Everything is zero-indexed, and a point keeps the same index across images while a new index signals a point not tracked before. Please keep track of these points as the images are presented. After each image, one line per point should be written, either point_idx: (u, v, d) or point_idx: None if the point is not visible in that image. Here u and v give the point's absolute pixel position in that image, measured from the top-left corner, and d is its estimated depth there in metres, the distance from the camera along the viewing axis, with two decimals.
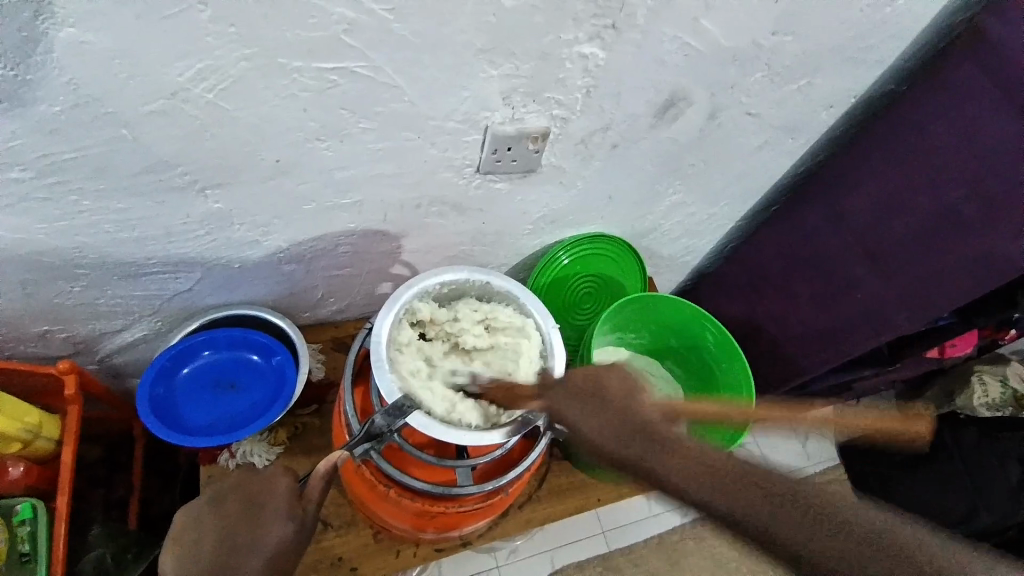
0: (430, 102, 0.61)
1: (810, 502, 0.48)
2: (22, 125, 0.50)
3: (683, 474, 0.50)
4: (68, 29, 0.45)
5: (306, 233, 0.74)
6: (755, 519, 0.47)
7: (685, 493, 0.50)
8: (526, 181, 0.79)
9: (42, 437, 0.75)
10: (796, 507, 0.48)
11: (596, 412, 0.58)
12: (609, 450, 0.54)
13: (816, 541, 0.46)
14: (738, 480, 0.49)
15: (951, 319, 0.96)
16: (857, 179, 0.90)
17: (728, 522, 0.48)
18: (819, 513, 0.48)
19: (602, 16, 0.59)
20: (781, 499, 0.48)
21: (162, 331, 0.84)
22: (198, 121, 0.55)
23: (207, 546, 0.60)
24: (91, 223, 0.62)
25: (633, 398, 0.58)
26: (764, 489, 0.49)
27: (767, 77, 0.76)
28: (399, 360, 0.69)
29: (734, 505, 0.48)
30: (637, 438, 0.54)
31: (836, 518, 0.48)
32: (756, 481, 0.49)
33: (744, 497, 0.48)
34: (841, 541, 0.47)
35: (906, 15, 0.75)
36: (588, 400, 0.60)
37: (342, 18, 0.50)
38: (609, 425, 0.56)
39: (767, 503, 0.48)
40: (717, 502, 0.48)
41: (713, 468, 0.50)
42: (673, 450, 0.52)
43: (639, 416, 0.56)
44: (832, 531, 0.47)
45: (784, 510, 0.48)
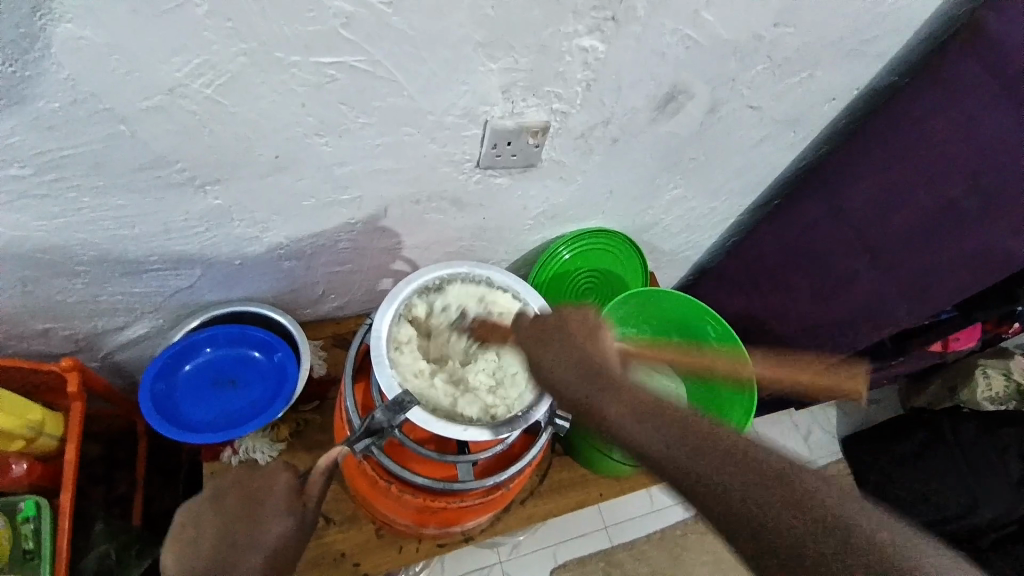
0: (429, 96, 0.61)
1: (733, 453, 0.51)
2: (19, 122, 0.50)
3: (627, 415, 0.56)
4: (64, 25, 0.44)
5: (306, 229, 0.74)
6: (675, 460, 0.52)
7: (621, 431, 0.55)
8: (526, 176, 0.78)
9: (45, 435, 0.75)
10: (716, 452, 0.51)
11: (558, 353, 0.61)
12: (566, 390, 0.59)
13: (725, 482, 0.50)
14: (665, 422, 0.54)
15: (952, 313, 0.95)
16: (858, 171, 0.89)
17: (653, 461, 0.53)
18: (736, 461, 0.51)
19: (602, 9, 0.59)
20: (702, 444, 0.52)
21: (164, 328, 0.84)
22: (196, 117, 0.55)
23: (207, 543, 0.59)
24: (90, 220, 0.62)
25: (597, 343, 0.61)
26: (688, 433, 0.53)
27: (767, 70, 0.76)
28: (400, 360, 0.69)
29: (656, 443, 0.53)
30: (590, 386, 0.58)
31: (752, 468, 0.50)
32: (684, 427, 0.54)
33: (669, 437, 0.53)
34: (752, 489, 0.49)
35: (908, 6, 0.74)
36: (550, 341, 0.63)
37: (339, 13, 0.50)
38: (566, 374, 0.60)
39: (688, 447, 0.52)
40: (644, 440, 0.54)
41: (648, 409, 0.56)
42: (621, 394, 0.57)
43: (599, 362, 0.60)
44: (746, 480, 0.50)
45: (701, 452, 0.52)
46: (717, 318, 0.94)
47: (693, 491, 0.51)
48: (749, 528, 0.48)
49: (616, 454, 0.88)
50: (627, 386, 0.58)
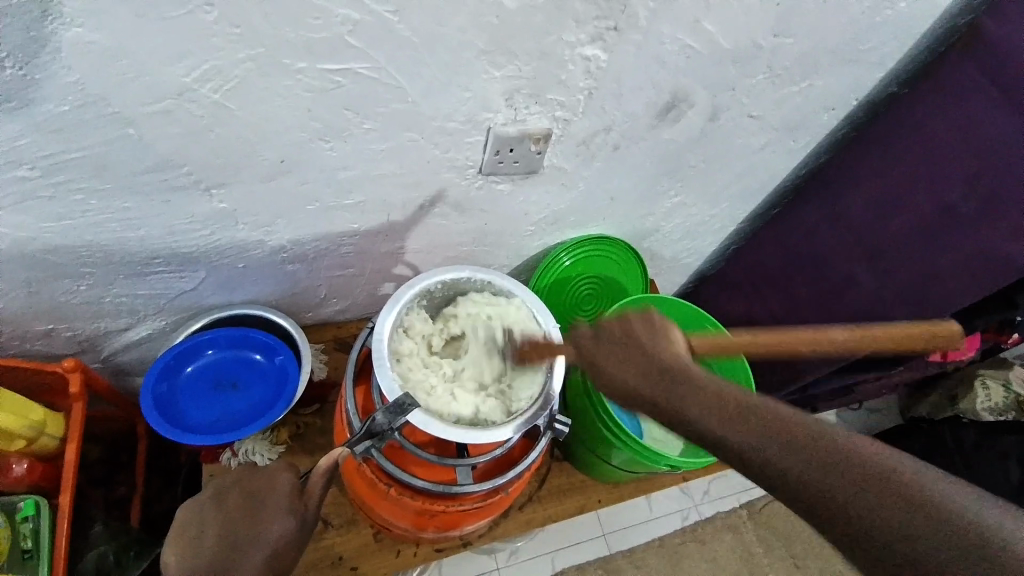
0: (431, 102, 0.62)
1: (858, 463, 0.44)
2: (28, 124, 0.51)
3: (704, 411, 0.49)
4: (75, 29, 0.45)
5: (309, 233, 0.75)
6: (799, 475, 0.44)
7: (711, 435, 0.48)
8: (528, 181, 0.79)
9: (45, 435, 0.75)
10: (844, 464, 0.44)
11: (622, 360, 0.56)
12: (632, 390, 0.54)
13: (860, 500, 0.42)
14: (777, 429, 0.47)
15: (953, 321, 0.95)
16: (858, 179, 0.89)
17: (766, 475, 0.46)
18: (868, 475, 0.43)
19: (604, 18, 0.60)
20: (824, 455, 0.45)
21: (166, 330, 0.84)
22: (202, 120, 0.56)
23: (211, 538, 0.59)
24: (96, 221, 0.63)
25: (664, 340, 0.56)
26: (804, 441, 0.46)
27: (767, 79, 0.76)
28: (415, 381, 0.70)
29: (771, 454, 0.46)
30: (669, 384, 0.52)
31: (887, 483, 0.43)
32: (797, 434, 0.46)
33: (784, 448, 0.46)
34: (900, 509, 0.42)
35: (905, 18, 0.75)
36: (616, 344, 0.58)
37: (344, 19, 0.51)
38: (636, 372, 0.54)
39: (807, 458, 0.45)
40: (753, 451, 0.46)
41: (745, 409, 0.48)
42: (693, 389, 0.51)
43: (671, 362, 0.54)
44: (882, 499, 0.42)
45: (827, 467, 0.44)
46: (718, 327, 0.93)
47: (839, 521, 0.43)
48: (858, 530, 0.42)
49: (614, 460, 0.88)
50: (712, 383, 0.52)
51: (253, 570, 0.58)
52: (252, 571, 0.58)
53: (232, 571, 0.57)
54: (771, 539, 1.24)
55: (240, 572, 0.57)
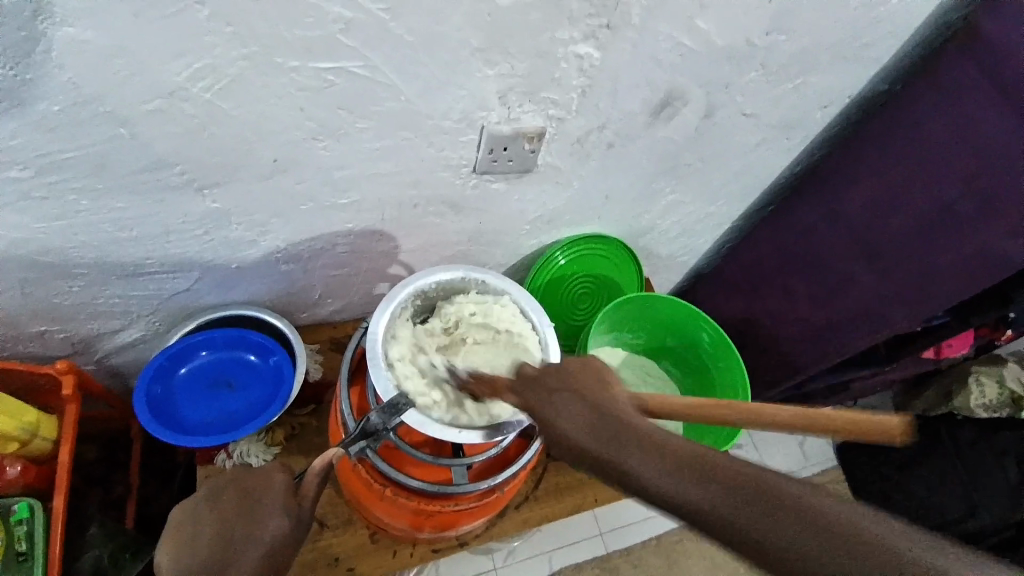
0: (426, 100, 0.62)
1: (816, 509, 0.37)
2: (20, 124, 0.51)
3: (666, 477, 0.40)
4: (67, 28, 0.45)
5: (305, 232, 0.74)
6: (756, 533, 0.37)
7: (663, 493, 0.40)
8: (523, 180, 0.79)
9: (39, 437, 0.75)
10: (806, 520, 0.37)
11: (564, 402, 0.48)
12: (580, 449, 0.45)
13: (829, 563, 0.35)
14: (738, 489, 0.38)
15: (946, 318, 0.96)
16: (853, 177, 0.90)
17: (719, 533, 0.38)
18: (839, 538, 0.36)
19: (598, 16, 0.60)
20: (788, 515, 0.37)
21: (160, 332, 0.84)
22: (197, 119, 0.55)
23: (205, 536, 0.59)
24: (89, 222, 0.62)
25: (605, 388, 0.48)
26: (773, 505, 0.37)
27: (761, 77, 0.77)
28: (405, 387, 0.66)
29: (722, 510, 0.38)
30: (608, 432, 0.44)
31: (861, 551, 0.35)
32: (762, 496, 0.38)
33: (738, 502, 0.38)
34: (876, 573, 0.35)
35: (897, 16, 0.76)
36: (549, 385, 0.50)
37: (339, 18, 0.51)
38: (581, 422, 0.46)
39: (798, 534, 0.36)
40: (706, 505, 0.38)
41: (703, 468, 0.40)
42: (641, 439, 0.43)
43: (615, 410, 0.46)
44: (890, 574, 0.34)
45: (792, 527, 0.36)
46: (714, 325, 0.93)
47: None
48: None
49: None
50: (673, 445, 0.42)
51: (249, 568, 0.58)
52: (247, 568, 0.58)
53: (226, 570, 0.58)
54: None
55: (236, 569, 0.58)
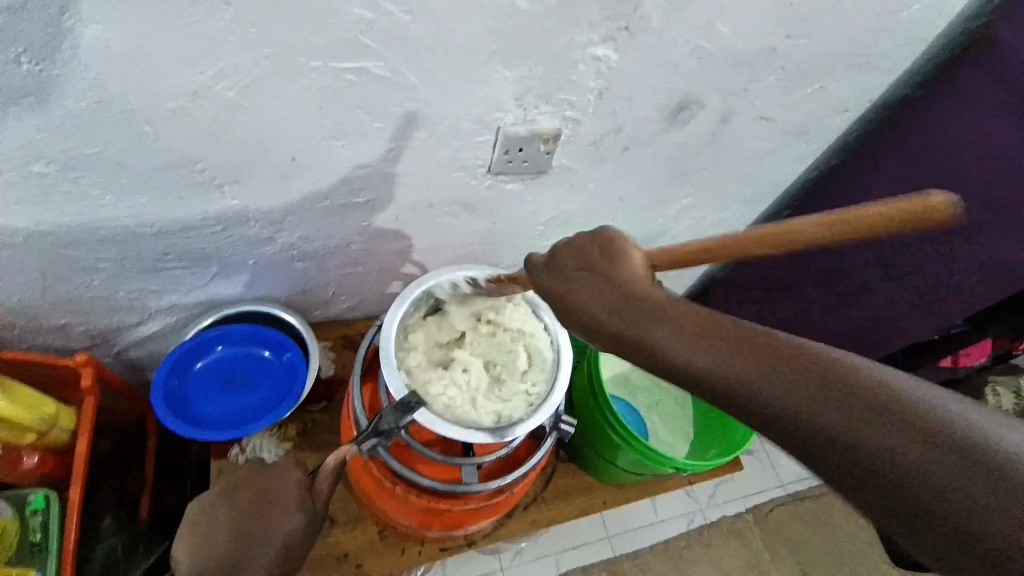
0: (442, 102, 0.62)
1: (859, 384, 0.38)
2: (45, 120, 0.52)
3: (678, 338, 0.43)
4: (92, 26, 0.46)
5: (320, 231, 0.75)
6: (791, 406, 0.38)
7: (698, 372, 0.42)
8: (538, 182, 0.80)
9: (58, 428, 0.76)
10: (844, 391, 0.38)
11: (582, 287, 0.50)
12: (595, 321, 0.47)
13: (863, 432, 0.37)
14: (778, 365, 0.40)
15: (965, 327, 0.96)
16: (871, 186, 0.90)
17: (754, 411, 0.40)
18: (861, 402, 0.37)
19: (616, 19, 0.60)
20: (828, 388, 0.38)
21: (177, 326, 0.85)
22: (218, 118, 0.56)
23: (221, 534, 0.60)
24: (110, 217, 0.63)
25: (625, 261, 0.50)
26: (812, 378, 0.39)
27: (778, 81, 0.76)
28: (421, 386, 0.70)
29: (758, 384, 0.40)
30: (640, 315, 0.45)
31: (903, 423, 0.36)
32: (802, 373, 0.39)
33: (775, 376, 0.39)
34: (910, 440, 0.36)
35: (919, 22, 0.75)
36: (570, 268, 0.52)
37: (359, 20, 0.51)
38: (603, 310, 0.48)
39: (796, 386, 0.39)
40: (740, 381, 0.40)
41: (740, 344, 0.41)
42: (672, 320, 0.44)
43: (637, 286, 0.48)
44: (872, 419, 0.37)
45: (827, 401, 0.38)
46: None
47: (825, 451, 0.37)
48: (846, 459, 0.37)
49: (620, 461, 0.87)
50: (714, 326, 0.43)
51: (263, 568, 0.59)
52: (263, 568, 0.58)
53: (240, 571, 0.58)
54: (777, 544, 1.23)
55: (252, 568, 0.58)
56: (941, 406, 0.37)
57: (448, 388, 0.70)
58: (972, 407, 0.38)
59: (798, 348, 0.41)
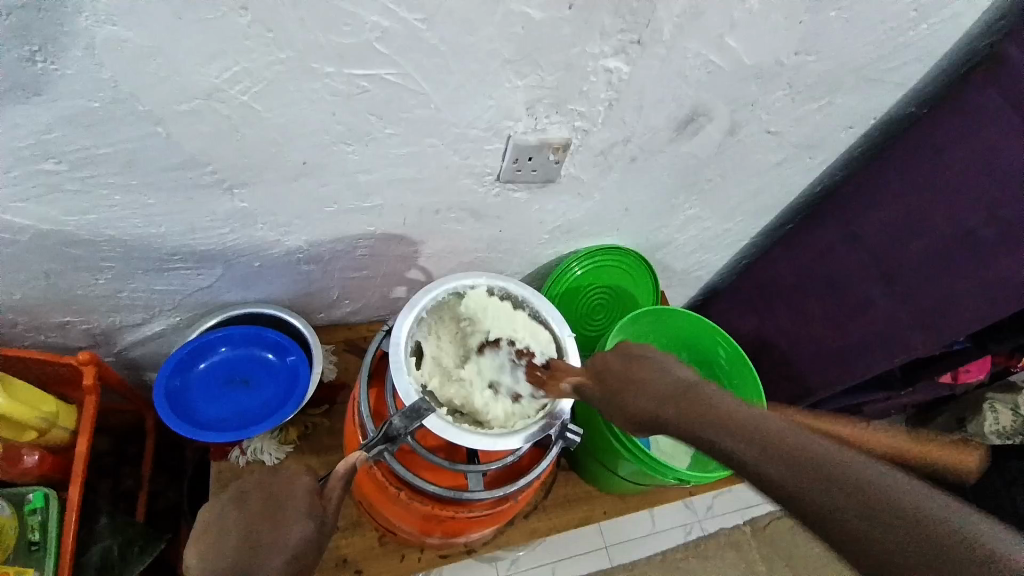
0: (453, 109, 0.62)
1: (873, 492, 0.43)
2: (57, 117, 0.52)
3: (707, 424, 0.50)
4: (110, 26, 0.46)
5: (325, 234, 0.75)
6: (834, 517, 0.43)
7: (750, 469, 0.47)
8: (545, 191, 0.80)
9: (58, 426, 0.76)
10: (860, 497, 0.43)
11: (638, 388, 0.57)
12: (645, 411, 0.55)
13: (894, 550, 0.41)
14: (810, 466, 0.45)
15: (966, 343, 0.96)
16: (874, 201, 0.90)
17: (796, 510, 0.45)
18: (860, 498, 0.43)
19: (628, 32, 0.60)
20: (840, 482, 0.44)
21: (180, 326, 0.85)
22: (230, 120, 0.56)
23: (231, 542, 0.59)
24: (117, 216, 0.63)
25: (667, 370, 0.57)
26: (815, 465, 0.45)
27: (787, 96, 0.77)
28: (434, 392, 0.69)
29: (804, 488, 0.44)
30: (696, 413, 0.51)
31: (902, 525, 0.41)
32: (827, 473, 0.44)
33: (796, 473, 0.45)
34: (911, 550, 0.41)
35: (928, 40, 0.76)
36: (620, 370, 0.59)
37: (375, 27, 0.52)
38: (666, 404, 0.54)
39: (805, 477, 0.45)
40: (781, 481, 0.45)
41: (765, 440, 0.47)
42: (712, 415, 0.51)
43: (679, 382, 0.55)
44: (879, 523, 0.42)
45: (859, 513, 0.42)
46: (730, 340, 0.94)
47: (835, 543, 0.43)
48: (851, 550, 0.43)
49: (621, 471, 0.87)
50: (757, 427, 0.48)
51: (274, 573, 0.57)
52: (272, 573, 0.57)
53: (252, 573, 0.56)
54: (774, 557, 1.23)
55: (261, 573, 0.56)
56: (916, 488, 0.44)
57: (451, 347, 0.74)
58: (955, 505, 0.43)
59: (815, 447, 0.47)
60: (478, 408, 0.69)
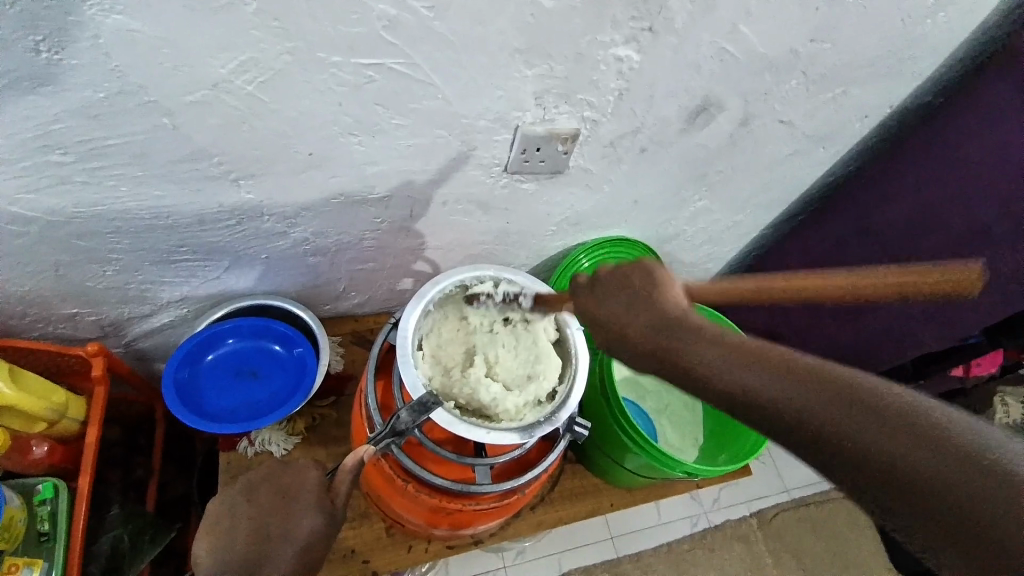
0: (461, 101, 0.62)
1: (864, 398, 0.41)
2: (63, 109, 0.51)
3: (704, 354, 0.47)
4: (115, 16, 0.45)
5: (333, 226, 0.75)
6: (826, 430, 0.41)
7: (792, 414, 0.42)
8: (553, 183, 0.79)
9: (67, 418, 0.76)
10: (851, 405, 0.41)
11: (626, 315, 0.52)
12: (639, 345, 0.50)
13: (891, 457, 0.39)
14: (861, 404, 0.41)
15: (979, 337, 0.92)
16: (890, 195, 0.88)
17: (787, 429, 0.43)
18: (854, 407, 0.41)
19: (641, 19, 0.59)
20: (835, 397, 0.42)
21: (189, 317, 0.85)
22: (237, 112, 0.56)
23: (241, 536, 0.59)
24: (125, 208, 0.63)
25: (667, 295, 0.52)
26: (808, 382, 0.43)
27: (802, 85, 0.75)
28: (437, 389, 0.70)
29: (855, 430, 0.40)
30: (688, 345, 0.48)
31: (900, 429, 0.39)
32: (850, 402, 0.41)
33: (787, 390, 0.43)
34: (909, 453, 0.39)
35: (947, 28, 0.74)
36: (618, 297, 0.54)
37: (383, 16, 0.51)
38: (660, 336, 0.49)
39: (791, 392, 0.43)
40: (833, 425, 0.41)
41: (757, 363, 0.45)
42: (718, 346, 0.47)
43: (676, 313, 0.50)
44: (875, 429, 0.40)
45: (852, 421, 0.40)
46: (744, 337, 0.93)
47: (827, 458, 0.41)
48: (847, 465, 0.40)
49: (628, 463, 0.87)
50: (763, 355, 0.45)
51: (285, 565, 0.58)
52: (284, 565, 0.58)
53: (263, 567, 0.57)
54: (780, 550, 1.23)
55: (273, 565, 0.58)
56: (951, 417, 0.40)
57: (455, 345, 0.74)
58: (949, 408, 0.41)
59: (814, 367, 0.44)
60: (485, 403, 0.69)
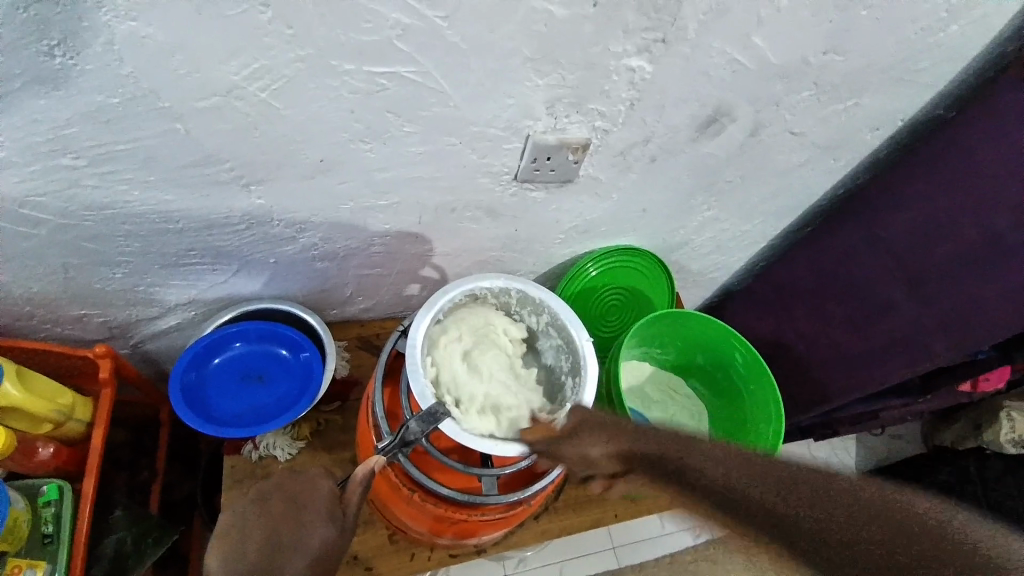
0: (471, 107, 0.61)
1: (827, 485, 0.51)
2: (76, 113, 0.51)
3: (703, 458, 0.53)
4: (128, 22, 0.45)
5: (341, 232, 0.75)
6: (813, 522, 0.48)
7: (786, 510, 0.49)
8: (562, 191, 0.79)
9: (73, 420, 0.76)
10: (821, 494, 0.51)
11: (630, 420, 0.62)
12: (646, 453, 0.57)
13: (862, 536, 0.48)
14: (826, 492, 0.51)
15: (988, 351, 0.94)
16: (903, 204, 0.87)
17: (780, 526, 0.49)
18: (823, 495, 0.50)
19: (653, 29, 0.59)
20: (809, 487, 0.51)
21: (195, 320, 0.85)
22: (249, 118, 0.56)
23: (253, 544, 0.58)
24: (136, 212, 0.63)
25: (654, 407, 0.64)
26: (787, 478, 0.51)
27: (813, 96, 0.75)
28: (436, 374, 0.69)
29: (831, 516, 0.49)
30: (689, 452, 0.55)
31: (859, 508, 0.49)
32: (818, 490, 0.51)
33: (775, 486, 0.51)
34: (873, 532, 0.48)
35: (960, 40, 0.74)
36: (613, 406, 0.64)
37: (395, 24, 0.51)
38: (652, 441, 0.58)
39: (774, 485, 0.51)
40: (807, 511, 0.49)
41: (747, 463, 0.53)
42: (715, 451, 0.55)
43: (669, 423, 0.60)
44: (842, 511, 0.49)
45: (824, 506, 0.50)
46: (744, 342, 0.92)
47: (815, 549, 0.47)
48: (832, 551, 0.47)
49: None
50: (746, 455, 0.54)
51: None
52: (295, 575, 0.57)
53: None
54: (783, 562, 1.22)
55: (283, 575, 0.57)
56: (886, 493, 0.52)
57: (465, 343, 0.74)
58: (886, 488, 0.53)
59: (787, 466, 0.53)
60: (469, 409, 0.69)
